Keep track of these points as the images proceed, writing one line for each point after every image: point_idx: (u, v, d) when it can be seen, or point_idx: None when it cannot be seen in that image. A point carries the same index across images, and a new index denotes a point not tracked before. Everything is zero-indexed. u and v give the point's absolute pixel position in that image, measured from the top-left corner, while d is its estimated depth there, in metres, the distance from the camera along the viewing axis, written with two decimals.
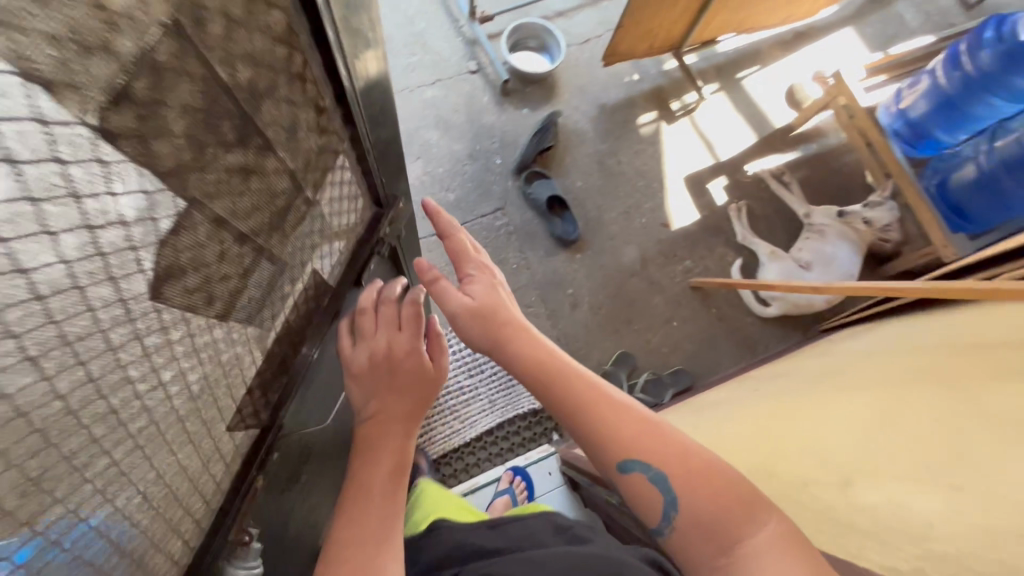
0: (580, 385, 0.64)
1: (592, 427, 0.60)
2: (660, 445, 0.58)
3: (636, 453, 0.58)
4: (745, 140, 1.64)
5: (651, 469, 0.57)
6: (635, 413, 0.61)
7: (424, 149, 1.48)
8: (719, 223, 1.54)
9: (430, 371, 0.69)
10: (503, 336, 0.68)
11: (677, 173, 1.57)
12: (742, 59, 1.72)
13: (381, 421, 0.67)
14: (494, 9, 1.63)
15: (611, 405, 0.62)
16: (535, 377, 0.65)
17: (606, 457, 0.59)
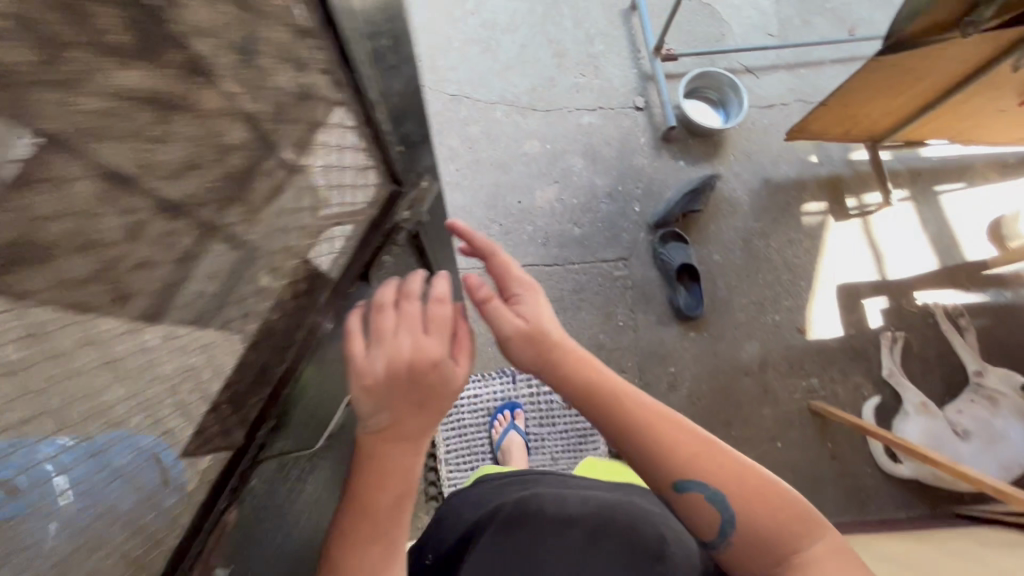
0: (634, 407, 0.57)
1: (655, 448, 0.56)
2: (708, 463, 0.56)
3: (697, 474, 0.56)
4: (922, 262, 1.40)
5: (711, 488, 0.55)
6: (685, 434, 0.58)
7: (564, 174, 1.41)
8: (863, 348, 1.33)
9: (456, 387, 0.52)
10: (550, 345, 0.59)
11: (830, 276, 1.38)
12: (946, 171, 1.48)
13: (391, 437, 0.50)
14: (681, 49, 1.52)
15: (667, 427, 0.57)
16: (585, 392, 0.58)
17: (662, 479, 0.57)
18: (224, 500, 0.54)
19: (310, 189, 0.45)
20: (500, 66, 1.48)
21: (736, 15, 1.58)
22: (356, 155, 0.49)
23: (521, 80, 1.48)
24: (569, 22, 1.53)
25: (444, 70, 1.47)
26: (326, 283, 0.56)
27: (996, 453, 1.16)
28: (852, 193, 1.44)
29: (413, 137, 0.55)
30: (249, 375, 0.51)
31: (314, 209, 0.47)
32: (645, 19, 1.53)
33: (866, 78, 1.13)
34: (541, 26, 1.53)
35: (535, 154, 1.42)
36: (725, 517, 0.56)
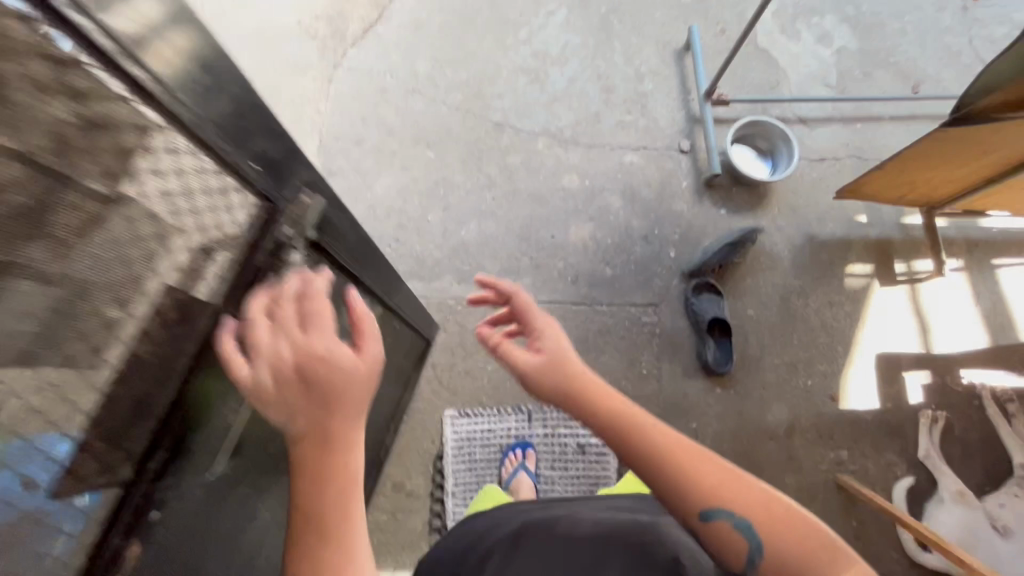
0: (647, 435, 0.58)
1: (672, 471, 0.56)
2: (724, 482, 0.55)
3: (716, 499, 0.55)
4: (972, 339, 1.33)
5: (735, 514, 0.54)
6: (697, 455, 0.57)
7: (601, 212, 1.39)
8: (899, 423, 1.26)
9: (360, 372, 0.45)
10: (569, 365, 0.65)
11: (871, 344, 1.32)
12: (1007, 244, 1.40)
13: (309, 443, 0.44)
14: (732, 94, 1.49)
15: (677, 450, 0.57)
16: (602, 414, 0.61)
17: (684, 508, 0.55)
18: (118, 537, 0.39)
19: (145, 214, 0.35)
20: (546, 97, 1.48)
21: (793, 63, 1.54)
22: (191, 174, 0.38)
23: (566, 113, 1.47)
24: (620, 58, 1.52)
25: (490, 97, 1.48)
26: (207, 308, 0.43)
27: None
28: (901, 258, 1.38)
29: (271, 154, 0.46)
30: (123, 408, 0.38)
31: (161, 237, 0.37)
32: (698, 61, 1.51)
33: (927, 147, 1.08)
34: (591, 60, 1.52)
35: (573, 189, 1.40)
36: (753, 543, 0.53)
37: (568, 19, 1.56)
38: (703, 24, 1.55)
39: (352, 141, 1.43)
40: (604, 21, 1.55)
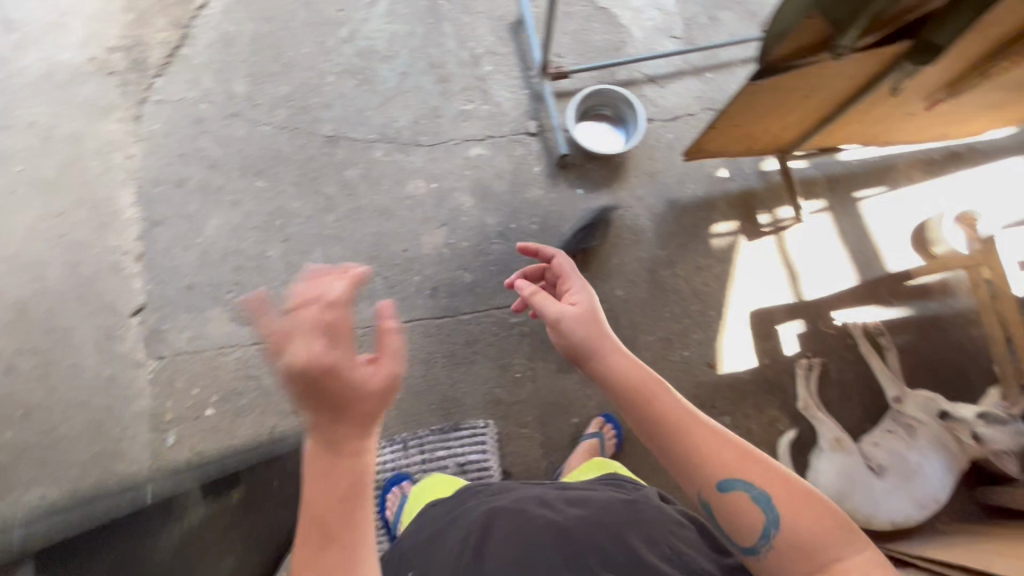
0: (671, 400, 0.73)
1: (691, 446, 0.69)
2: (745, 465, 0.67)
3: (732, 471, 0.67)
4: (841, 279, 1.32)
5: (752, 487, 0.66)
6: (718, 434, 0.70)
7: (452, 215, 1.31)
8: (778, 378, 1.26)
9: (379, 381, 0.65)
10: (608, 348, 0.80)
11: (743, 302, 1.30)
12: (866, 175, 1.38)
13: (319, 437, 0.64)
14: (575, 63, 1.41)
15: (700, 430, 0.70)
16: (627, 389, 0.75)
17: (706, 475, 0.68)
18: None
19: None
20: (378, 99, 1.38)
21: (635, 18, 1.46)
22: None
23: (402, 113, 1.37)
24: (453, 43, 1.42)
25: (318, 109, 1.36)
26: None
27: (911, 488, 1.10)
28: (764, 209, 1.35)
29: None
30: None
31: None
32: (533, 33, 1.42)
33: (751, 99, 1.01)
34: (422, 50, 1.41)
35: (420, 195, 1.32)
36: (769, 518, 0.64)
37: (391, 8, 1.44)
38: None
39: (173, 183, 1.31)
40: (430, 4, 1.44)
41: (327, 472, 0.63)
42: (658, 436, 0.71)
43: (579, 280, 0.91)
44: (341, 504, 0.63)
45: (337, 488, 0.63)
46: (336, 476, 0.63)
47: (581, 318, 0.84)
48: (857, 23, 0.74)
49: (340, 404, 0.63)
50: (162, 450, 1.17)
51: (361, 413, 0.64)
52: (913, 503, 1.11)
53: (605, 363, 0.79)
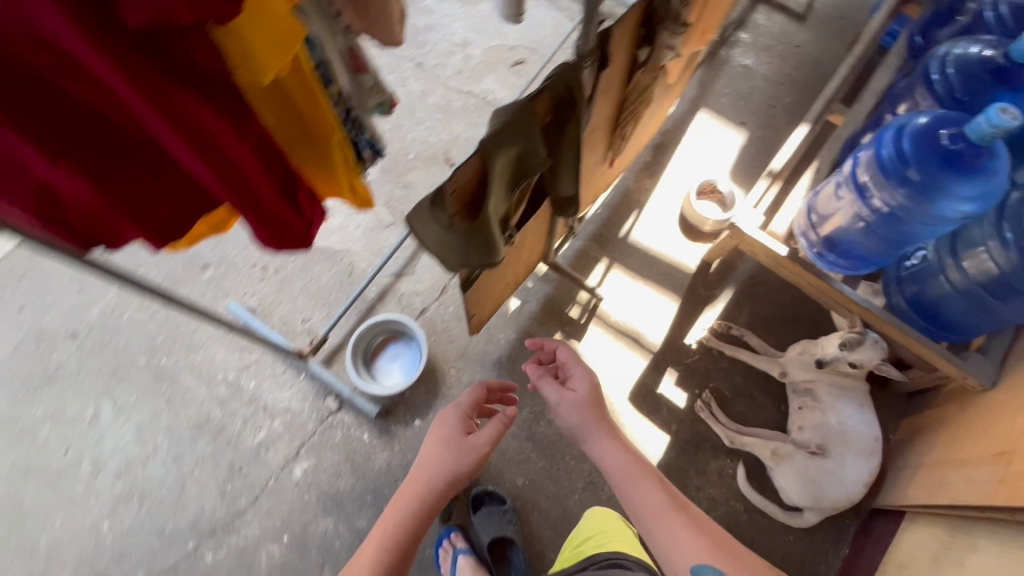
0: (650, 490, 0.78)
1: (670, 534, 0.73)
2: (718, 558, 0.70)
3: (704, 556, 0.70)
4: (669, 308, 1.37)
5: (719, 573, 0.68)
6: (704, 533, 0.73)
7: (326, 547, 1.16)
8: (694, 431, 1.26)
9: (466, 449, 0.88)
10: (610, 433, 0.85)
11: (619, 394, 1.29)
12: (617, 212, 1.46)
13: (416, 472, 0.88)
14: (327, 317, 1.35)
15: (686, 523, 0.73)
16: (623, 470, 0.81)
17: (678, 561, 0.71)
18: None
19: None
20: (169, 503, 1.20)
21: (345, 236, 1.43)
22: None
23: (204, 495, 1.20)
24: (202, 389, 1.28)
25: (115, 567, 1.15)
26: None
27: (852, 444, 1.13)
28: (570, 303, 1.36)
29: None
30: None
31: None
32: (269, 322, 1.33)
33: (477, 290, 0.98)
34: (178, 418, 1.26)
35: (281, 559, 1.16)
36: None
37: (117, 407, 1.27)
38: (243, 285, 1.38)
39: None
40: (154, 372, 1.30)
41: (416, 490, 0.86)
42: (643, 515, 0.77)
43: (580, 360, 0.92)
44: (411, 522, 0.83)
45: (419, 505, 0.84)
46: (421, 491, 0.85)
47: (583, 404, 0.88)
48: (497, 248, 0.73)
49: (447, 455, 0.88)
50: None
51: (457, 463, 0.87)
52: (864, 450, 1.14)
53: (601, 441, 0.85)
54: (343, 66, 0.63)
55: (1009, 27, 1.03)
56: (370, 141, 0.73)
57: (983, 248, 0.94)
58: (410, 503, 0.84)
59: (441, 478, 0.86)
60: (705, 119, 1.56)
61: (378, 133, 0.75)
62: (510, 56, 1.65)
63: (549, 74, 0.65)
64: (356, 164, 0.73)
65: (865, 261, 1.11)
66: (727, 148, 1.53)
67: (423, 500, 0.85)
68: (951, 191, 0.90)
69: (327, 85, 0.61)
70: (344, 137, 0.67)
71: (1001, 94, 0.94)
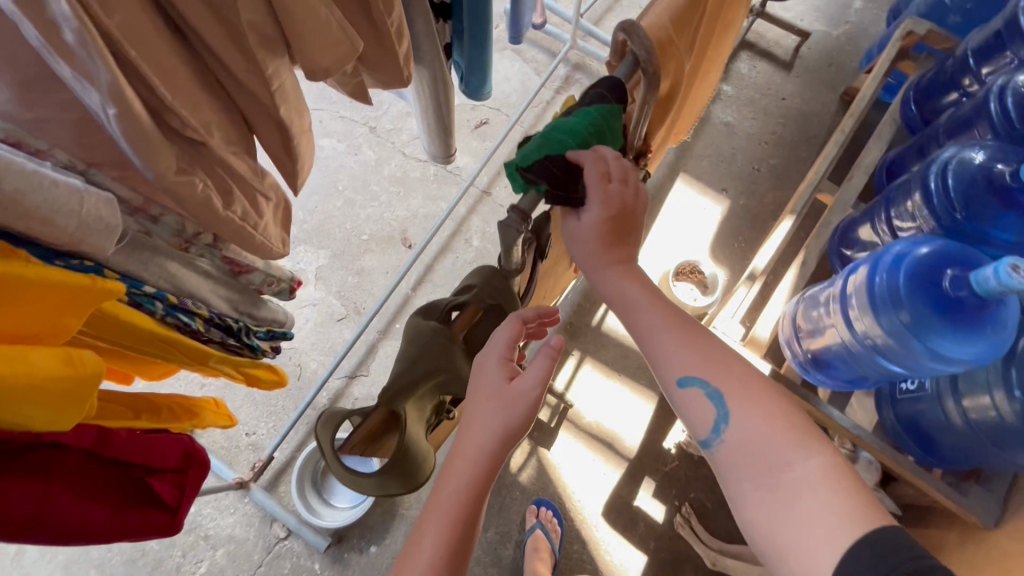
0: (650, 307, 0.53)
1: (663, 349, 0.53)
2: (715, 369, 0.51)
3: (696, 365, 0.51)
4: (644, 408, 1.27)
5: (710, 385, 0.51)
6: (702, 340, 0.53)
7: None
8: (673, 548, 1.17)
9: (519, 394, 0.50)
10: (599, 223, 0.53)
11: (592, 508, 1.20)
12: (590, 297, 1.35)
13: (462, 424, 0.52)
14: (274, 429, 1.23)
15: (682, 332, 0.53)
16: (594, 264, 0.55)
17: (662, 377, 0.53)
18: None
19: None
20: None
21: (294, 332, 1.31)
22: None
23: None
24: None
25: None
26: None
27: None
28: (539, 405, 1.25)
29: None
30: None
31: None
32: (210, 438, 1.22)
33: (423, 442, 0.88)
34: (109, 554, 1.15)
35: None
36: (724, 420, 0.50)
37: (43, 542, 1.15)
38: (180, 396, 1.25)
39: None
40: None
41: (460, 462, 0.50)
42: (630, 326, 0.54)
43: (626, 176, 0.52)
44: (464, 497, 0.48)
45: (473, 480, 0.49)
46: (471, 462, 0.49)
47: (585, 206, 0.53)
48: (425, 470, 0.60)
49: (494, 408, 0.50)
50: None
51: (512, 406, 0.50)
52: None
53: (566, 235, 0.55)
54: (214, 279, 0.52)
55: (1015, 126, 0.91)
56: (269, 329, 0.61)
57: (988, 396, 0.84)
58: (461, 482, 0.49)
59: (496, 437, 0.50)
60: (684, 188, 1.45)
61: (282, 315, 0.63)
62: (473, 116, 1.52)
63: (469, 284, 0.56)
64: (257, 360, 0.59)
65: (857, 381, 1.01)
66: (707, 221, 1.41)
67: (483, 470, 0.50)
68: (943, 340, 0.79)
69: (186, 326, 0.48)
70: (227, 350, 0.55)
71: (1005, 216, 0.83)
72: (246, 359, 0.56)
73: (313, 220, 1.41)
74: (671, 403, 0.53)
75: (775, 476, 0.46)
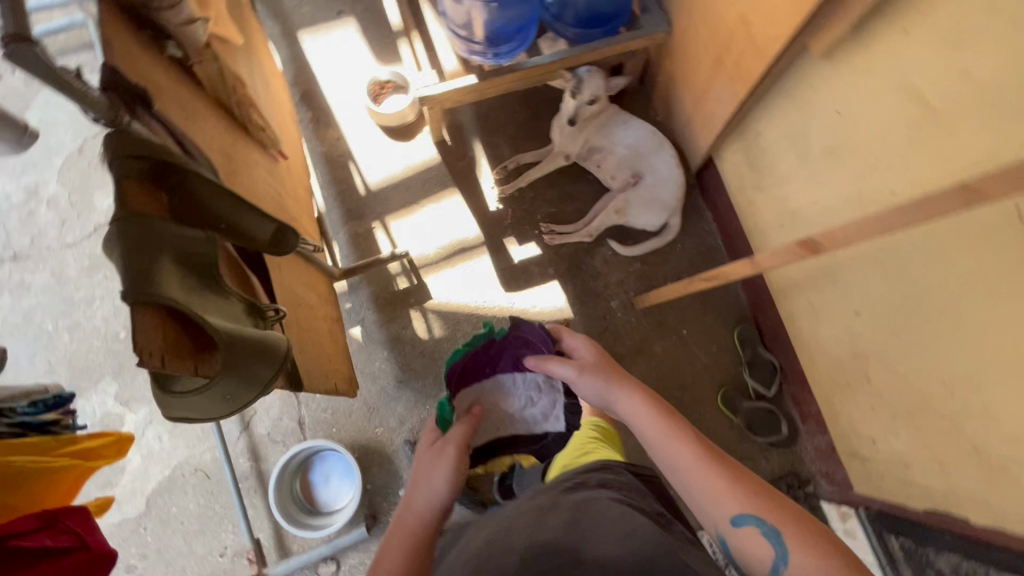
0: (682, 441, 0.63)
1: (705, 483, 0.59)
2: (758, 506, 0.56)
3: (745, 507, 0.56)
4: (456, 203, 1.33)
5: (763, 523, 0.54)
6: (745, 475, 0.59)
7: None
8: (565, 257, 1.31)
9: (448, 457, 0.78)
10: (614, 375, 0.77)
11: (497, 296, 1.28)
12: (341, 180, 1.33)
13: (407, 497, 0.75)
14: (238, 526, 1.14)
15: (710, 463, 0.60)
16: (631, 411, 0.72)
17: (710, 509, 0.58)
18: None
19: None
20: None
21: (160, 458, 1.17)
22: None
23: None
24: None
25: None
26: None
27: (648, 153, 1.26)
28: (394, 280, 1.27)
29: None
30: None
31: None
32: None
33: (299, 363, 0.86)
34: None
35: None
36: (781, 557, 0.52)
37: None
38: None
39: None
40: None
41: (400, 522, 0.71)
42: (665, 461, 0.64)
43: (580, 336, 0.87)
44: (408, 555, 0.67)
45: (406, 541, 0.68)
46: (403, 519, 0.71)
47: (591, 365, 0.79)
48: (266, 339, 0.59)
49: (426, 476, 0.76)
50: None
51: (449, 476, 0.76)
52: (653, 147, 1.25)
53: (582, 384, 0.79)
54: None
55: None
56: (32, 402, 0.57)
57: None
58: (402, 536, 0.69)
59: (427, 500, 0.73)
60: (313, 40, 1.42)
61: (39, 387, 0.61)
62: (89, 156, 1.31)
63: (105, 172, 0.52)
64: (57, 434, 0.58)
65: (526, 27, 1.15)
66: (354, 45, 1.41)
67: (413, 522, 0.70)
68: None
69: None
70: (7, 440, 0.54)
71: None
72: (47, 439, 0.56)
73: (62, 375, 1.20)
74: (723, 539, 0.57)
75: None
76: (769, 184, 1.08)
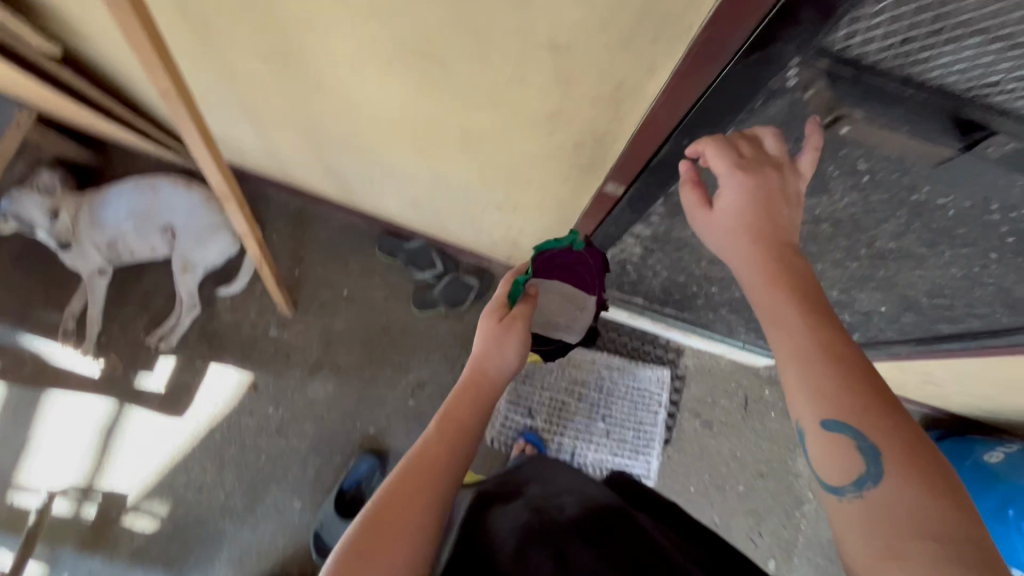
0: (827, 350, 0.40)
1: (837, 393, 0.39)
2: (873, 423, 0.38)
3: (859, 416, 0.39)
4: (62, 403, 1.16)
5: (866, 440, 0.38)
6: (881, 391, 0.40)
7: None
8: (199, 342, 1.21)
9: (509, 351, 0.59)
10: (771, 240, 0.44)
11: (180, 429, 1.17)
12: None
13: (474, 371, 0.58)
14: None
15: (839, 368, 0.40)
16: (790, 284, 0.43)
17: (805, 406, 0.40)
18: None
19: None
20: None
21: None
22: None
23: None
24: None
25: None
26: None
27: (152, 201, 1.12)
28: (81, 517, 1.12)
29: None
30: None
31: None
32: None
33: None
34: None
35: None
36: (871, 474, 0.38)
37: None
38: None
39: None
40: None
41: (469, 407, 0.55)
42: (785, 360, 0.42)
43: (752, 155, 0.44)
44: (467, 431, 0.54)
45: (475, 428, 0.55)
46: (468, 409, 0.56)
47: (730, 218, 0.45)
48: None
49: (491, 346, 0.58)
50: (784, 549, 1.21)
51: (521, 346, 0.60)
52: (150, 194, 1.12)
53: (712, 237, 0.46)
54: None
55: None
56: None
57: None
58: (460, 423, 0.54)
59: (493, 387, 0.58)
60: None
61: None
62: None
63: None
64: None
65: None
66: None
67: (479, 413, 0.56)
68: None
69: None
70: None
71: None
72: None
73: None
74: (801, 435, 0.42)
75: (901, 559, 0.34)
76: (237, 145, 1.03)
